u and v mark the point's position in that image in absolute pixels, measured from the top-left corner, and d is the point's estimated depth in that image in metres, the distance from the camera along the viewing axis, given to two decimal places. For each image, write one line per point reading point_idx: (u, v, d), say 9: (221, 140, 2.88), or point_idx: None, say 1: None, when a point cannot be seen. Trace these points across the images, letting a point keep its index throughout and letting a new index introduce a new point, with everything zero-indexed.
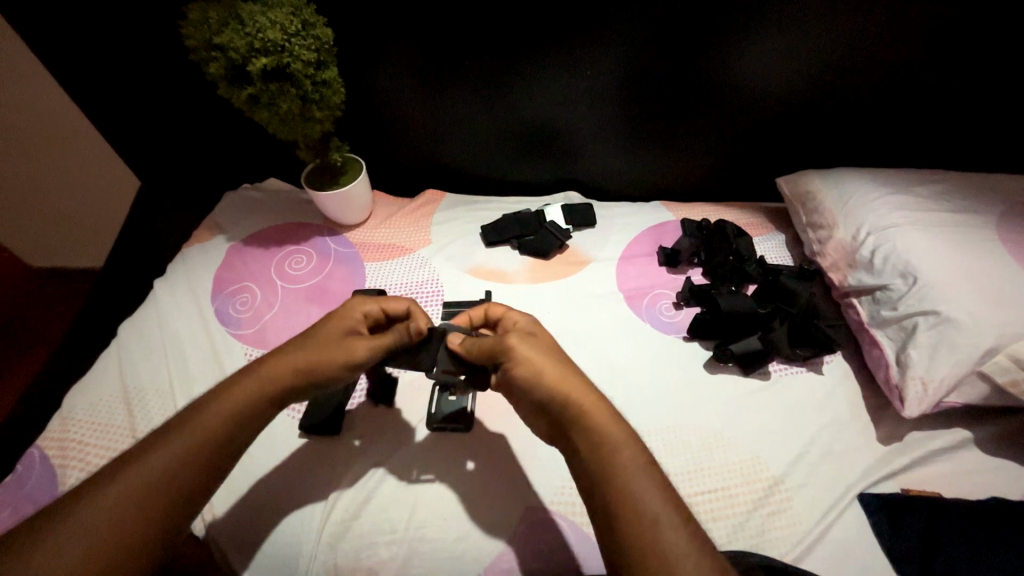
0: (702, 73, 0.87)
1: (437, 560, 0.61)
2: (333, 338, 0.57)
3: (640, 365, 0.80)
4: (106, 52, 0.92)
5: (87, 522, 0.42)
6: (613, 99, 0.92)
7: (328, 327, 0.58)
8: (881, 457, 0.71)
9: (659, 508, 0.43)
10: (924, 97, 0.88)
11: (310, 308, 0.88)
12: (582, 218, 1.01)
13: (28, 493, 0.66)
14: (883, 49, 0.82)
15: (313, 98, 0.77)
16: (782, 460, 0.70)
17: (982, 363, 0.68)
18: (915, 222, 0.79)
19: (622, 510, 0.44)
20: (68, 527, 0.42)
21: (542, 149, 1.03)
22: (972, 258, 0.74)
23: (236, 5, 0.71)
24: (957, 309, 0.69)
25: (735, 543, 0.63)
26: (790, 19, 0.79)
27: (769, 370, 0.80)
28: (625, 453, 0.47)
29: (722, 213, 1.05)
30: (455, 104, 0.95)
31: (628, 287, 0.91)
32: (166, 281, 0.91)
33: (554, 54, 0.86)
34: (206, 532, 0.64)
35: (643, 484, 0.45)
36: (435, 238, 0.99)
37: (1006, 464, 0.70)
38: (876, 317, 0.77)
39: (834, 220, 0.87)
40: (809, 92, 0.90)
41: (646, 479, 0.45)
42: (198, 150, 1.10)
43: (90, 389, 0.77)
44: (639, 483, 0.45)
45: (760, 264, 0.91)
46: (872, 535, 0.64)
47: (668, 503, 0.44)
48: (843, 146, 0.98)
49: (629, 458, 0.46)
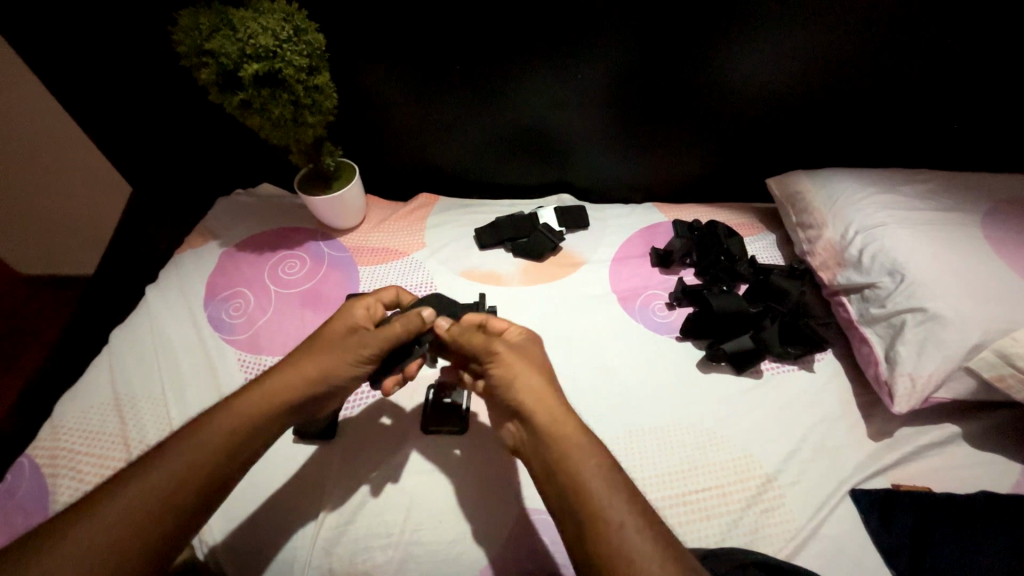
0: (692, 75, 0.88)
1: (433, 562, 0.62)
2: (339, 339, 0.59)
3: (634, 365, 0.81)
4: (96, 59, 0.92)
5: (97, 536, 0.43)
6: (605, 102, 0.93)
7: (330, 328, 0.60)
8: (871, 453, 0.72)
9: (624, 515, 0.44)
10: (909, 98, 0.90)
11: (304, 312, 0.88)
12: (574, 219, 1.01)
13: (19, 503, 0.66)
14: (868, 52, 0.84)
15: (305, 103, 0.78)
16: (774, 458, 0.71)
17: (968, 358, 0.69)
18: (901, 221, 0.81)
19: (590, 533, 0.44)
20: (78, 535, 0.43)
21: (534, 152, 1.04)
22: (956, 256, 0.75)
23: (227, 11, 0.72)
24: (944, 306, 0.71)
25: (729, 540, 0.64)
26: (777, 22, 0.81)
27: (760, 369, 0.81)
28: (587, 461, 0.48)
29: (713, 214, 1.06)
30: (447, 108, 0.95)
31: (621, 288, 0.92)
32: (158, 287, 0.91)
33: (546, 58, 0.86)
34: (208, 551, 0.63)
35: (603, 488, 0.46)
36: (429, 241, 0.99)
37: (995, 459, 0.71)
38: (865, 315, 0.78)
39: (823, 220, 0.89)
40: (797, 94, 0.91)
41: (610, 486, 0.46)
42: (190, 156, 1.10)
43: (82, 397, 0.76)
44: (595, 484, 0.46)
45: (751, 263, 0.92)
46: (863, 530, 0.65)
47: (634, 507, 0.45)
48: (832, 147, 1.00)
49: (586, 465, 0.47)
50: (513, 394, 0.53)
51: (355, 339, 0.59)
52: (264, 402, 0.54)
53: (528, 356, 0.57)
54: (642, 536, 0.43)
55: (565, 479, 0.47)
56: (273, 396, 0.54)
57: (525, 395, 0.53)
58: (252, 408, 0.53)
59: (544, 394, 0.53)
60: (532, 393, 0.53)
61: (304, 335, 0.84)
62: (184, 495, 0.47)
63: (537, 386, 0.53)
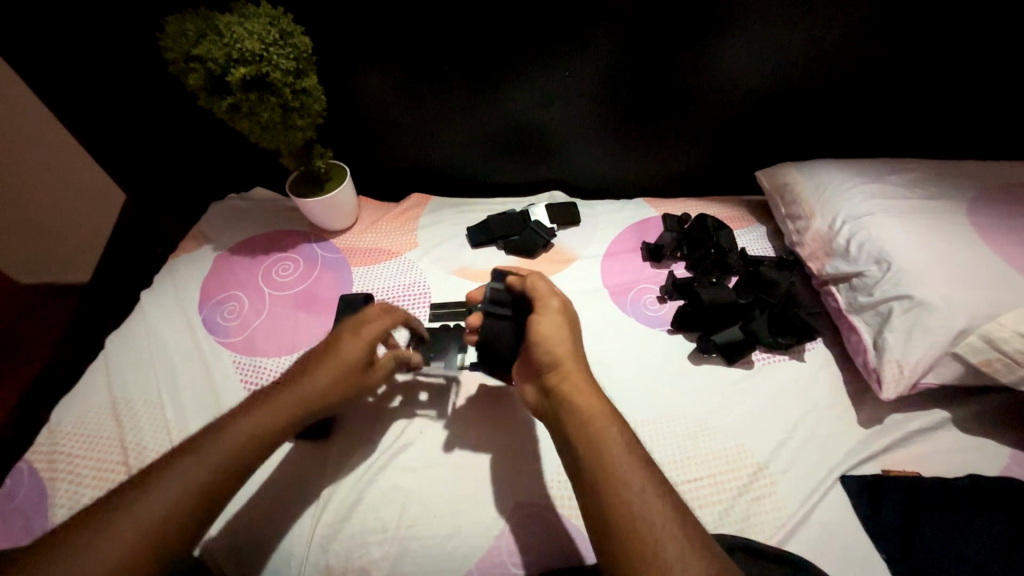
0: (678, 71, 0.89)
1: (428, 557, 0.62)
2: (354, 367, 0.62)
3: (626, 357, 0.82)
4: (88, 69, 0.93)
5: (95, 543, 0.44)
6: (592, 99, 0.94)
7: (352, 350, 0.62)
8: (862, 439, 0.72)
9: (642, 484, 0.46)
10: (894, 89, 0.91)
11: (298, 314, 0.88)
12: (565, 216, 1.02)
13: (19, 507, 0.67)
14: (850, 45, 0.85)
15: (293, 106, 0.78)
16: (766, 447, 0.71)
17: (955, 345, 0.69)
18: (887, 210, 0.81)
19: (622, 525, 0.44)
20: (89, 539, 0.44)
21: (524, 151, 1.04)
22: (941, 242, 0.76)
23: (213, 17, 0.72)
24: (930, 293, 0.71)
25: (721, 528, 0.65)
26: (758, 19, 0.82)
27: (751, 360, 0.82)
28: (600, 415, 0.51)
29: (704, 207, 1.07)
30: (437, 108, 0.96)
31: (612, 283, 0.93)
32: (154, 292, 0.91)
33: (532, 58, 0.87)
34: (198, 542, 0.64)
35: (615, 446, 0.48)
36: (421, 241, 1.00)
37: (984, 443, 0.71)
38: (853, 304, 0.79)
39: (811, 211, 0.89)
40: (783, 88, 0.92)
41: (625, 448, 0.49)
42: (183, 163, 1.10)
43: (78, 402, 0.77)
44: (614, 447, 0.48)
45: (741, 256, 0.92)
46: (854, 516, 0.65)
47: (656, 483, 0.46)
48: (819, 138, 1.01)
49: (602, 421, 0.51)
50: (545, 343, 0.56)
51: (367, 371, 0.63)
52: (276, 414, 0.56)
53: (570, 318, 0.60)
54: (650, 499, 0.45)
55: (580, 432, 0.50)
56: (282, 412, 0.57)
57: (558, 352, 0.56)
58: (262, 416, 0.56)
59: (574, 340, 0.57)
60: (554, 331, 0.57)
61: (298, 337, 0.85)
62: (200, 504, 0.49)
63: (563, 327, 0.58)
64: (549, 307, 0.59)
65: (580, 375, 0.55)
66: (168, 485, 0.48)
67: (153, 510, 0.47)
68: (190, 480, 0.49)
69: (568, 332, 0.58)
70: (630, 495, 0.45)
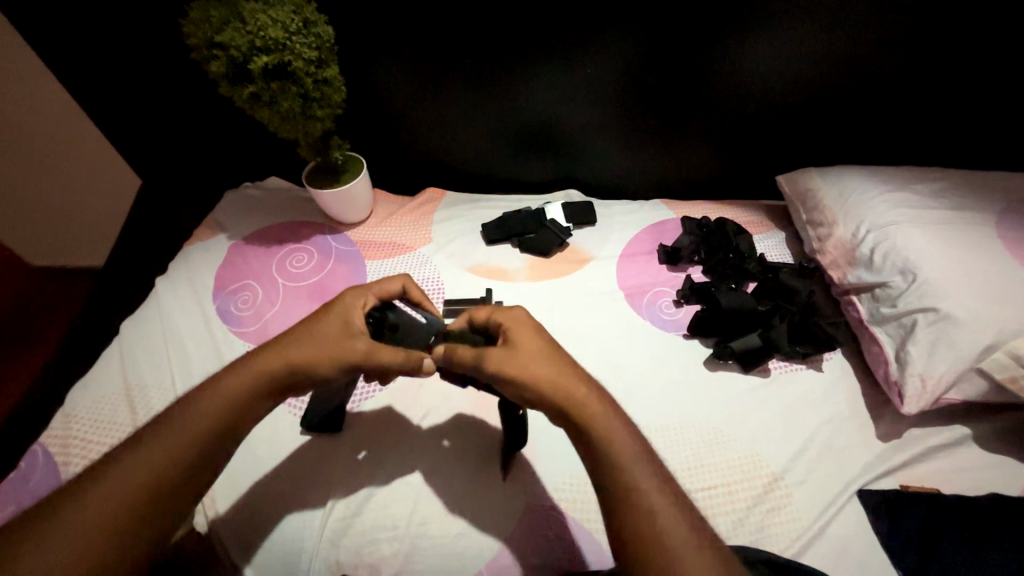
0: (702, 72, 0.88)
1: (439, 555, 0.62)
2: (331, 341, 0.56)
3: (641, 361, 0.81)
4: (110, 54, 0.93)
5: (73, 525, 0.43)
6: (613, 98, 0.92)
7: (321, 326, 0.58)
8: (880, 453, 0.71)
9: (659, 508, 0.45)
10: (921, 97, 0.89)
11: (311, 306, 0.88)
12: (581, 215, 1.01)
13: (33, 490, 0.67)
14: (879, 53, 0.83)
15: (314, 96, 0.78)
16: (782, 457, 0.70)
17: (980, 360, 0.68)
18: (913, 220, 0.80)
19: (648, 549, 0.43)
20: (63, 522, 0.43)
21: (542, 148, 1.03)
22: (969, 255, 0.74)
23: (237, 3, 0.71)
24: (956, 307, 0.70)
25: (735, 539, 0.64)
26: (786, 23, 0.80)
27: (768, 368, 0.81)
28: (611, 436, 0.49)
29: (721, 211, 1.06)
30: (456, 104, 0.95)
31: (628, 285, 0.92)
32: (168, 279, 0.91)
33: (555, 55, 0.86)
34: (208, 529, 0.64)
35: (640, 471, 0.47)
36: (436, 236, 0.99)
37: (1006, 462, 0.70)
38: (875, 315, 0.77)
39: (834, 218, 0.87)
40: (808, 93, 0.90)
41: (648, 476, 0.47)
42: (200, 149, 1.10)
43: (92, 388, 0.77)
44: (641, 475, 0.47)
45: (760, 261, 0.91)
46: (871, 532, 0.64)
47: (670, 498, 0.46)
48: (843, 144, 0.99)
49: (622, 445, 0.48)
50: (527, 386, 0.52)
51: (346, 342, 0.57)
52: (259, 373, 0.54)
53: (535, 344, 0.54)
54: (678, 524, 0.44)
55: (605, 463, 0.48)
56: (263, 377, 0.54)
57: (558, 392, 0.51)
58: (232, 394, 0.53)
59: (528, 351, 0.53)
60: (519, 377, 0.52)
61: None
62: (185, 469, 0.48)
63: (537, 362, 0.52)
64: (496, 354, 0.54)
65: (587, 400, 0.51)
66: (139, 463, 0.47)
67: (142, 474, 0.47)
68: (162, 464, 0.48)
69: (530, 356, 0.53)
70: (654, 517, 0.44)
